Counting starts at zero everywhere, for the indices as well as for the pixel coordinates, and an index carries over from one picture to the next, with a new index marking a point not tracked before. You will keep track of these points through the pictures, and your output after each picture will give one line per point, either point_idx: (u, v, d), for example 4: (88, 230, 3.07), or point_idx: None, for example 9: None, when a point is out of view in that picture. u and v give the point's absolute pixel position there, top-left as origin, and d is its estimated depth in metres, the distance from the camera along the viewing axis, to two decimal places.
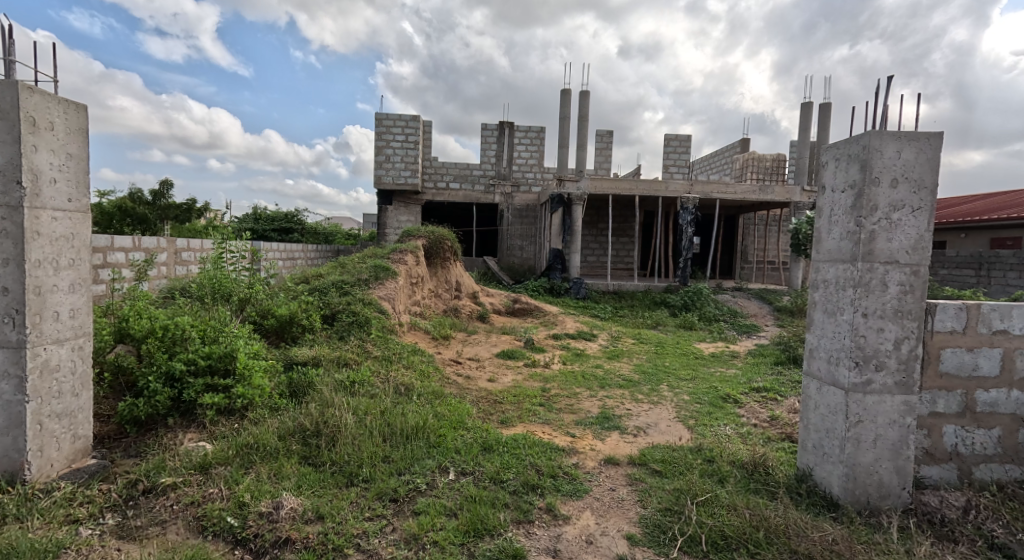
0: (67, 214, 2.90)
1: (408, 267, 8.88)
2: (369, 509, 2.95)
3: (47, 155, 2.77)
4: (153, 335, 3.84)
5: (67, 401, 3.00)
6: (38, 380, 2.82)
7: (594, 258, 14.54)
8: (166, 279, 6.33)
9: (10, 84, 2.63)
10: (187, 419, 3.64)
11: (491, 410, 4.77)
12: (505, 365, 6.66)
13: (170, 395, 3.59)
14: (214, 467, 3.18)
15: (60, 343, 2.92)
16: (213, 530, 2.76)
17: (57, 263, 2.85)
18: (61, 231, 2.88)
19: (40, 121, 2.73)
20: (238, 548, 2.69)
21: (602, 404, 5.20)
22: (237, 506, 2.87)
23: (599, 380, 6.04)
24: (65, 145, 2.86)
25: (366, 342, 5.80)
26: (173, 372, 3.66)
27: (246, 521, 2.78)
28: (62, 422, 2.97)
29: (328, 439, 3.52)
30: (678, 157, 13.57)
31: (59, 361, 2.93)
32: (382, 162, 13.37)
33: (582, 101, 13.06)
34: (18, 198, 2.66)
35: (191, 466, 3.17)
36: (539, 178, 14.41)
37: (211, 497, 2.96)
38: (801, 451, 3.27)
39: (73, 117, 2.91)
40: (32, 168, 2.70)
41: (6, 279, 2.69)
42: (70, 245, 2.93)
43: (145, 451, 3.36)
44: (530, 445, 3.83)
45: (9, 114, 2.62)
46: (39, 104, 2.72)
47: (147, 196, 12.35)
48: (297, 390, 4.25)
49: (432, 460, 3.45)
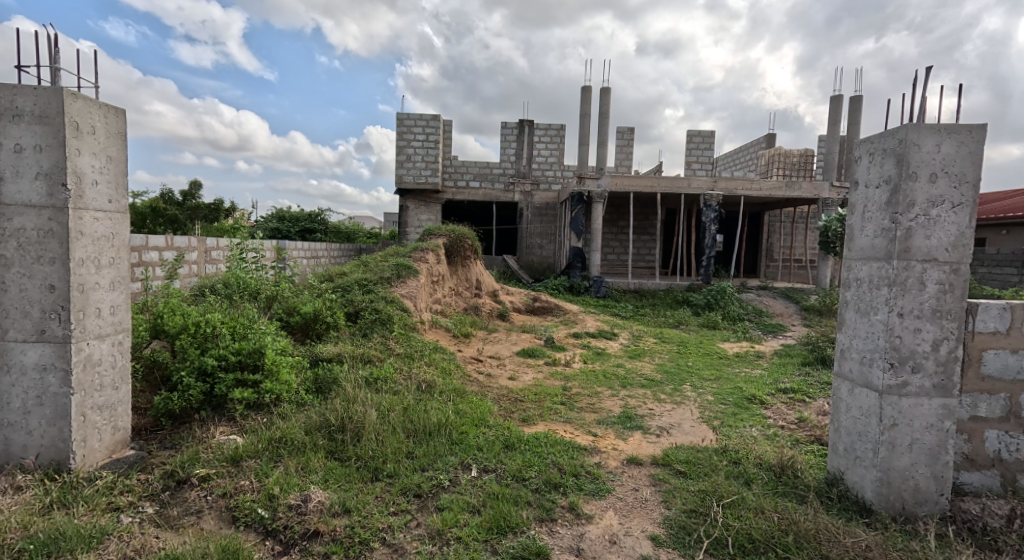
0: (107, 215, 2.99)
1: (429, 266, 8.96)
2: (394, 503, 2.99)
3: (89, 158, 2.85)
4: (185, 332, 3.92)
5: (108, 394, 3.10)
6: (82, 372, 2.91)
7: (615, 256, 14.44)
8: (196, 277, 6.49)
9: (55, 91, 2.71)
10: (218, 413, 3.73)
11: (512, 408, 4.77)
12: (525, 364, 6.65)
13: (202, 390, 3.67)
14: (245, 460, 3.25)
15: (101, 338, 3.00)
16: (245, 521, 2.82)
17: (99, 262, 2.94)
18: (102, 231, 2.96)
19: (83, 125, 2.81)
20: (269, 539, 2.74)
21: (623, 404, 5.16)
22: (267, 498, 2.93)
23: (621, 380, 6.00)
24: (105, 148, 2.95)
25: (389, 340, 5.87)
26: (205, 367, 3.74)
27: (276, 513, 2.83)
28: (103, 414, 3.07)
29: (353, 434, 3.57)
30: (701, 154, 13.36)
31: (100, 355, 3.02)
32: (403, 162, 13.52)
33: (603, 98, 12.91)
34: (63, 199, 2.75)
35: (223, 458, 3.23)
36: (559, 176, 14.37)
37: (243, 489, 3.02)
38: (831, 454, 3.21)
39: (113, 121, 2.99)
40: (76, 170, 2.78)
41: (53, 277, 2.79)
42: (110, 245, 3.01)
43: (179, 444, 3.45)
44: (552, 444, 3.83)
45: (54, 119, 2.72)
46: (82, 109, 2.80)
47: (177, 197, 12.69)
48: (322, 386, 4.30)
49: (456, 457, 3.47)
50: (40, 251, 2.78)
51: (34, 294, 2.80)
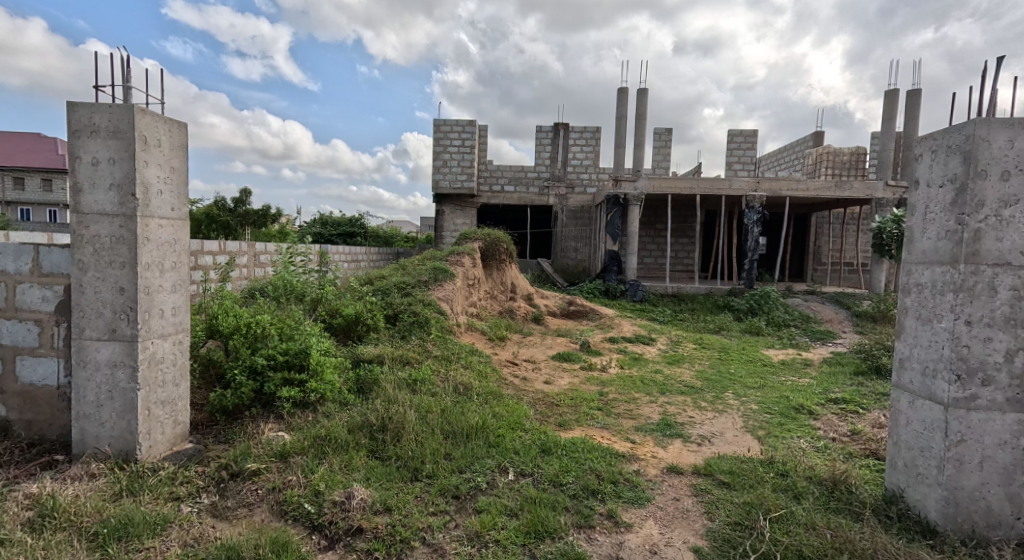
0: (170, 222, 3.11)
1: (465, 269, 9.00)
2: (433, 504, 2.98)
3: (156, 170, 2.97)
4: (238, 331, 4.03)
5: (169, 390, 3.23)
6: (147, 369, 3.04)
7: (652, 260, 14.19)
8: (247, 280, 6.71)
9: (127, 107, 2.83)
10: (267, 410, 3.82)
11: (548, 412, 4.72)
12: (561, 368, 6.58)
13: (253, 388, 3.77)
14: (292, 456, 3.31)
15: (164, 337, 3.13)
16: (293, 515, 2.87)
17: (162, 265, 3.07)
18: (166, 238, 3.09)
19: (150, 139, 2.93)
20: (315, 533, 2.78)
21: (663, 411, 5.04)
22: (313, 494, 2.97)
23: (660, 386, 5.87)
24: (170, 159, 3.07)
25: (426, 342, 5.92)
26: (255, 366, 3.85)
27: (321, 509, 2.87)
28: (165, 409, 3.20)
29: (393, 434, 3.59)
30: (742, 154, 13.00)
31: (163, 354, 3.14)
32: (440, 167, 13.68)
33: (640, 100, 12.73)
34: (132, 207, 2.87)
35: (272, 454, 3.31)
36: (595, 179, 14.22)
37: (291, 484, 3.07)
38: (890, 470, 3.03)
39: (177, 135, 3.11)
40: (144, 181, 2.90)
41: (123, 279, 2.92)
42: (173, 250, 3.14)
43: (233, 438, 3.55)
44: (590, 449, 3.75)
45: (126, 134, 2.84)
46: (150, 124, 2.92)
47: (229, 204, 13.17)
48: (363, 387, 4.36)
49: (492, 460, 3.44)
50: (111, 256, 2.91)
51: (106, 297, 2.94)
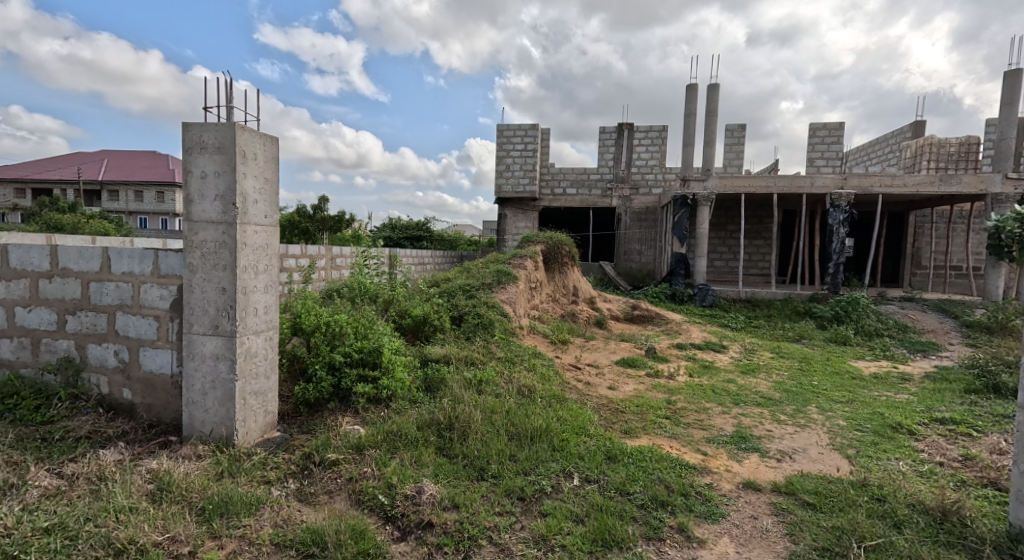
0: (264, 229, 3.34)
1: (527, 272, 8.91)
2: (499, 504, 2.89)
3: (252, 181, 3.20)
4: (318, 329, 4.16)
5: (262, 381, 3.46)
6: (243, 362, 3.26)
7: (722, 263, 13.52)
8: (325, 282, 6.97)
9: (230, 125, 3.07)
10: (345, 404, 3.90)
11: (613, 418, 4.52)
12: (626, 374, 6.31)
13: (331, 383, 3.89)
14: (368, 449, 3.32)
15: (257, 333, 3.34)
16: (369, 505, 2.86)
17: (257, 269, 3.29)
18: (260, 243, 3.31)
19: (248, 153, 3.16)
20: (389, 523, 2.76)
21: (737, 423, 4.70)
22: (387, 486, 2.96)
23: (733, 396, 5.50)
24: (264, 171, 3.30)
25: (490, 344, 5.87)
26: (334, 362, 3.96)
27: (394, 501, 2.85)
28: (258, 399, 3.42)
29: (460, 433, 3.53)
30: (826, 149, 12.13)
31: (256, 348, 3.37)
32: (503, 172, 13.75)
33: (710, 96, 12.17)
34: (233, 215, 3.11)
35: (349, 445, 3.33)
36: (660, 179, 13.73)
37: (366, 475, 3.09)
38: (1014, 503, 2.63)
39: (270, 148, 3.34)
40: (242, 192, 3.13)
41: (224, 280, 3.17)
42: (266, 254, 3.36)
43: (315, 429, 3.63)
44: (657, 459, 3.53)
45: (228, 149, 3.09)
46: (249, 139, 3.16)
47: (309, 210, 13.85)
48: (431, 385, 4.34)
49: (557, 464, 3.31)
50: (216, 259, 3.17)
51: (210, 296, 3.21)
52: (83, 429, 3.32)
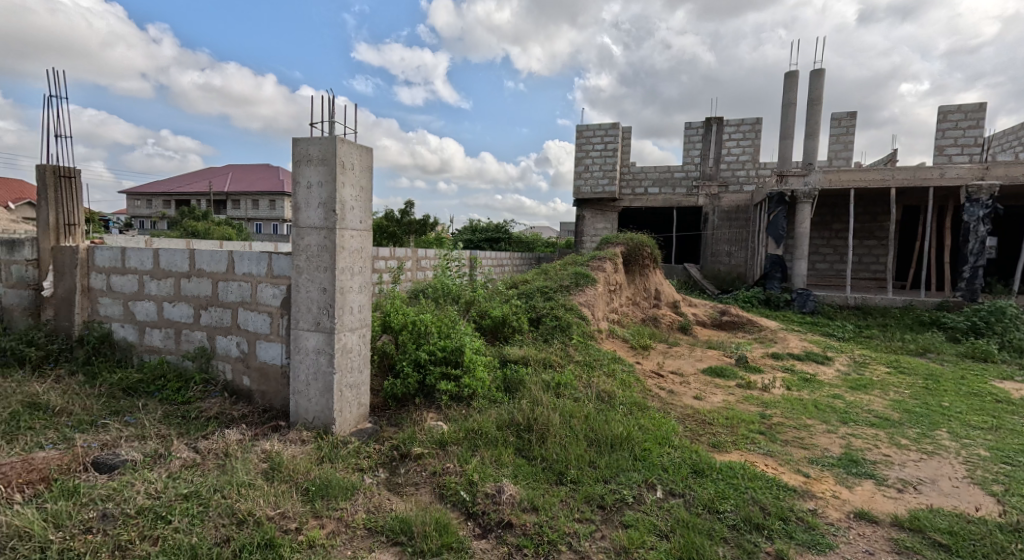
0: (360, 233, 3.34)
1: (607, 274, 8.52)
2: (578, 510, 2.72)
3: (350, 190, 3.22)
4: (406, 327, 4.10)
5: (358, 375, 3.46)
6: (341, 357, 3.29)
7: (826, 265, 12.29)
8: (412, 282, 7.01)
9: (330, 137, 3.09)
10: (429, 401, 3.82)
11: (699, 430, 4.08)
12: (713, 384, 5.76)
13: (416, 379, 3.81)
14: (450, 445, 3.20)
15: (353, 330, 3.37)
16: (451, 499, 2.78)
17: (352, 272, 3.31)
18: (356, 247, 3.32)
19: (347, 163, 3.18)
20: (470, 520, 2.66)
21: (845, 444, 4.08)
22: (468, 483, 2.85)
23: (841, 414, 4.82)
24: (361, 180, 3.31)
25: (568, 346, 5.58)
26: (419, 360, 3.88)
27: (474, 498, 2.75)
28: (353, 391, 3.43)
29: (539, 436, 3.31)
30: (960, 135, 10.68)
31: (352, 344, 3.38)
32: (582, 173, 13.45)
33: (813, 83, 11.11)
34: (334, 221, 3.13)
35: (433, 441, 3.24)
36: (752, 176, 12.76)
37: (449, 471, 2.98)
38: None
39: (366, 157, 3.35)
40: (341, 200, 3.15)
41: (325, 280, 3.21)
42: (361, 258, 3.36)
43: (402, 422, 3.56)
44: (750, 477, 3.11)
45: (330, 160, 3.11)
46: (347, 150, 3.17)
47: (397, 214, 14.29)
48: (510, 386, 4.15)
49: (639, 474, 3.03)
50: (319, 262, 3.22)
51: (314, 296, 3.26)
52: (213, 410, 3.48)
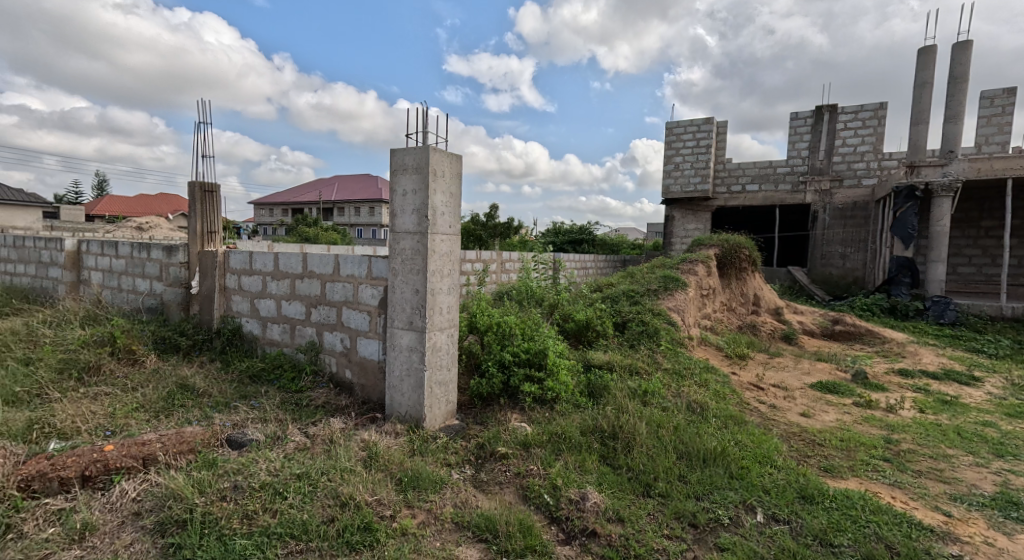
0: (450, 237, 3.09)
1: (699, 277, 7.80)
2: (667, 526, 2.34)
3: (442, 197, 3.00)
4: (491, 328, 3.81)
5: (448, 373, 3.20)
6: (431, 355, 3.05)
7: (971, 269, 10.61)
8: (496, 284, 6.77)
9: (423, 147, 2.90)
10: (513, 402, 3.50)
11: (807, 450, 3.39)
12: (823, 400, 4.93)
13: (501, 380, 3.50)
14: (534, 447, 2.86)
15: (443, 330, 3.12)
16: (535, 501, 2.48)
17: (442, 278, 3.07)
18: (445, 251, 3.08)
19: (439, 170, 2.95)
20: (553, 525, 2.36)
21: (999, 478, 3.20)
22: (551, 486, 2.54)
23: (991, 440, 3.84)
24: (453, 186, 3.07)
25: (655, 353, 5.04)
26: (503, 360, 3.56)
27: (557, 502, 2.44)
28: (444, 389, 3.18)
29: (625, 444, 2.89)
30: None
31: (442, 343, 3.13)
32: (672, 171, 12.72)
33: (956, 58, 9.63)
34: (425, 226, 2.91)
35: (516, 441, 2.92)
36: (873, 168, 11.30)
37: (532, 473, 2.66)
38: None
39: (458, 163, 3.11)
40: (433, 207, 2.93)
41: (417, 282, 2.98)
42: (449, 262, 3.11)
43: (487, 421, 3.27)
44: (873, 509, 2.51)
45: (423, 168, 2.90)
46: (439, 157, 2.95)
47: (483, 218, 14.27)
48: (594, 391, 3.72)
49: (736, 493, 2.56)
50: (411, 265, 3.01)
51: (407, 297, 3.05)
52: (320, 399, 3.39)
